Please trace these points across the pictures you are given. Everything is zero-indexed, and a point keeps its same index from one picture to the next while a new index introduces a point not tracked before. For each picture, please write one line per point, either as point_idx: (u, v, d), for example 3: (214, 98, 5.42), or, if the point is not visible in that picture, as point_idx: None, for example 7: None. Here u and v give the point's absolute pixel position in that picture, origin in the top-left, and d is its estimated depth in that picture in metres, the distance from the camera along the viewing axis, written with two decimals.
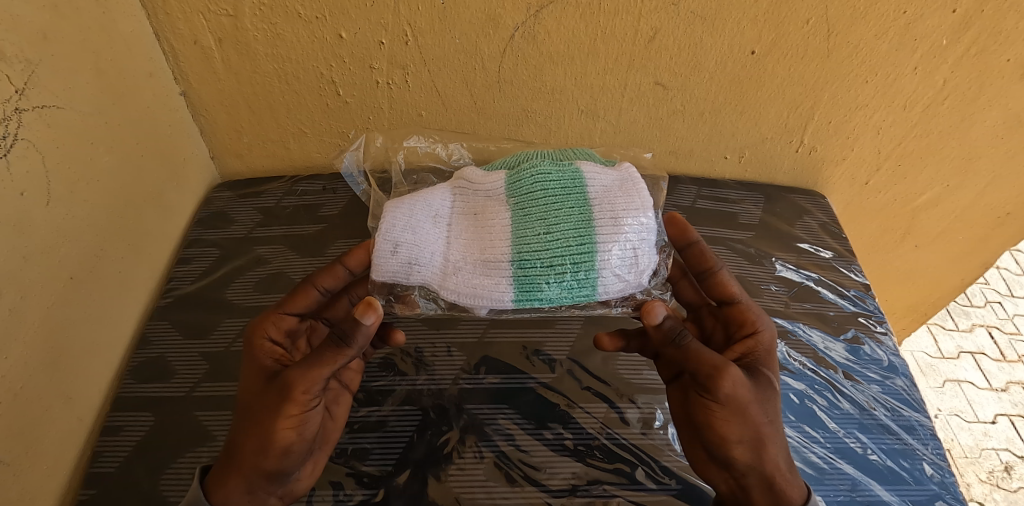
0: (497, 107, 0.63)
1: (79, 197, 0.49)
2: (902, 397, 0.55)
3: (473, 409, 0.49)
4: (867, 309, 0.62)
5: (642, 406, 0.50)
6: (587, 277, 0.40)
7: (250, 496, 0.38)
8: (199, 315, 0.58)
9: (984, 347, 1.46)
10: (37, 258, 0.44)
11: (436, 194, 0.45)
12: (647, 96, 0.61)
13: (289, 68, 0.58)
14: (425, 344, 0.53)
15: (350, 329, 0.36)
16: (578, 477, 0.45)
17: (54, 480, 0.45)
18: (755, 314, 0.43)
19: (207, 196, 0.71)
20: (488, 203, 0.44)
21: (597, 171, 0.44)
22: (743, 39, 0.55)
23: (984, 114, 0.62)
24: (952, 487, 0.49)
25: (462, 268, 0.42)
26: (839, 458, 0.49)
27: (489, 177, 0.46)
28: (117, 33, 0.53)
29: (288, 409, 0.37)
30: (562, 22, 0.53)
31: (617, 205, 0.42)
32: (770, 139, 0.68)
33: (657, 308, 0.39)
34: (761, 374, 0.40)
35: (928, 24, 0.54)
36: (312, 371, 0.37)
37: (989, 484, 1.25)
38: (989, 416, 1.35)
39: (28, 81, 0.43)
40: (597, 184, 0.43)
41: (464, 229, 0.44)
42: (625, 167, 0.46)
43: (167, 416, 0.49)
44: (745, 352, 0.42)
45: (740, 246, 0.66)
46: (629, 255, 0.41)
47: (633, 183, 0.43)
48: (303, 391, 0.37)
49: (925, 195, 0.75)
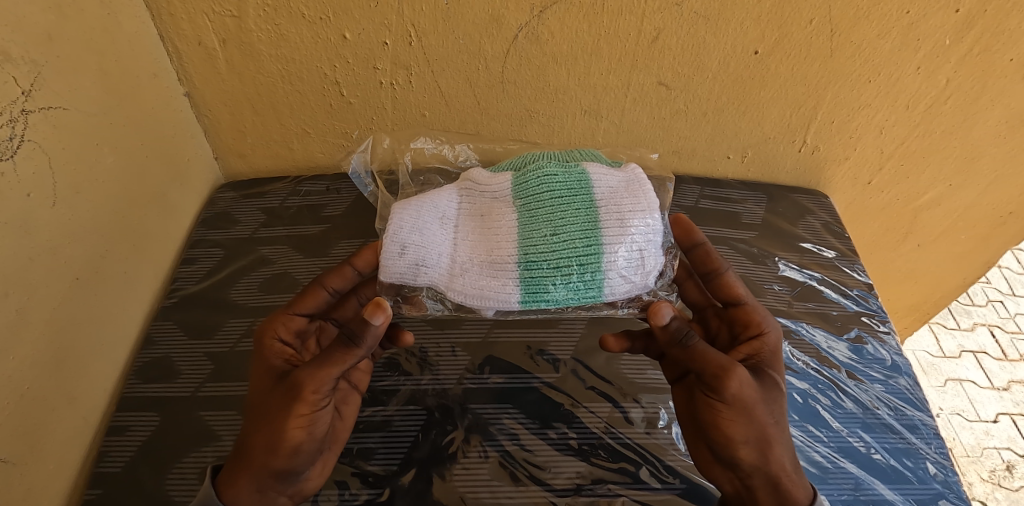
0: (500, 108, 0.63)
1: (84, 198, 0.49)
2: (905, 396, 0.55)
3: (477, 409, 0.49)
4: (870, 308, 0.62)
5: (646, 405, 0.50)
6: (594, 278, 0.40)
7: (259, 495, 0.38)
8: (204, 316, 0.58)
9: (986, 346, 1.46)
10: (43, 258, 0.44)
11: (443, 195, 0.46)
12: (650, 95, 0.61)
13: (293, 68, 0.58)
14: (429, 344, 0.54)
15: (358, 330, 0.36)
16: (582, 476, 0.45)
17: (59, 480, 0.45)
18: (760, 315, 0.43)
19: (210, 196, 0.71)
20: (494, 204, 0.45)
21: (603, 172, 0.44)
22: (746, 39, 0.55)
23: (986, 113, 0.62)
24: (955, 486, 0.49)
25: (469, 269, 0.42)
26: (842, 457, 0.49)
27: (495, 178, 0.46)
28: (121, 34, 0.53)
29: (298, 408, 0.37)
30: (565, 23, 0.54)
31: (623, 206, 0.42)
32: (773, 139, 0.68)
33: (664, 309, 0.39)
34: (767, 375, 0.40)
35: (931, 24, 0.54)
36: (321, 371, 0.37)
37: (991, 483, 1.25)
38: (991, 415, 1.34)
39: (34, 82, 0.43)
40: (603, 185, 0.43)
41: (470, 230, 0.44)
42: (631, 168, 0.46)
43: (172, 416, 0.50)
44: (750, 353, 0.42)
45: (743, 245, 0.66)
46: (635, 256, 0.41)
47: (639, 184, 0.44)
48: (313, 391, 0.37)
49: (927, 195, 0.75)
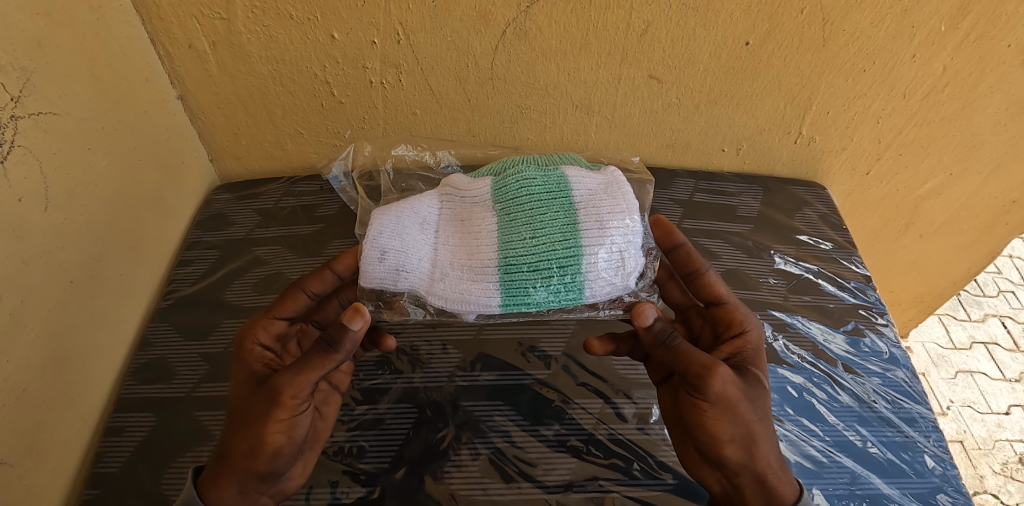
0: (491, 104, 0.63)
1: (78, 202, 0.49)
2: (903, 389, 0.54)
3: (469, 406, 0.49)
4: (868, 300, 0.61)
5: (639, 401, 0.50)
6: (573, 281, 0.40)
7: (242, 496, 0.38)
8: (199, 317, 0.58)
9: (997, 337, 1.43)
10: (37, 262, 0.45)
11: (423, 201, 0.45)
12: (642, 89, 0.61)
13: (284, 70, 0.59)
14: (421, 342, 0.54)
15: (337, 334, 0.37)
16: (573, 473, 0.45)
17: (59, 479, 0.46)
18: (743, 314, 0.43)
19: (206, 197, 0.71)
20: (474, 209, 0.45)
21: (581, 175, 0.44)
22: (736, 31, 0.55)
23: (985, 100, 0.61)
24: (954, 479, 0.49)
25: (448, 273, 0.42)
26: (838, 452, 0.49)
27: (475, 182, 0.46)
28: (112, 39, 0.53)
29: (277, 414, 0.37)
30: (553, 18, 0.53)
31: (602, 209, 0.42)
32: (768, 130, 0.67)
33: (648, 310, 0.39)
34: (751, 373, 0.40)
35: (926, 10, 0.53)
36: (300, 376, 0.37)
37: (1003, 475, 1.22)
38: (1003, 407, 1.32)
39: (24, 88, 0.43)
40: (582, 188, 0.43)
41: (451, 235, 0.44)
42: (610, 170, 0.46)
43: (168, 416, 0.50)
44: (733, 352, 0.41)
45: (738, 239, 0.66)
46: (616, 257, 0.41)
47: (618, 186, 0.44)
48: (292, 396, 0.37)
49: (928, 184, 0.73)
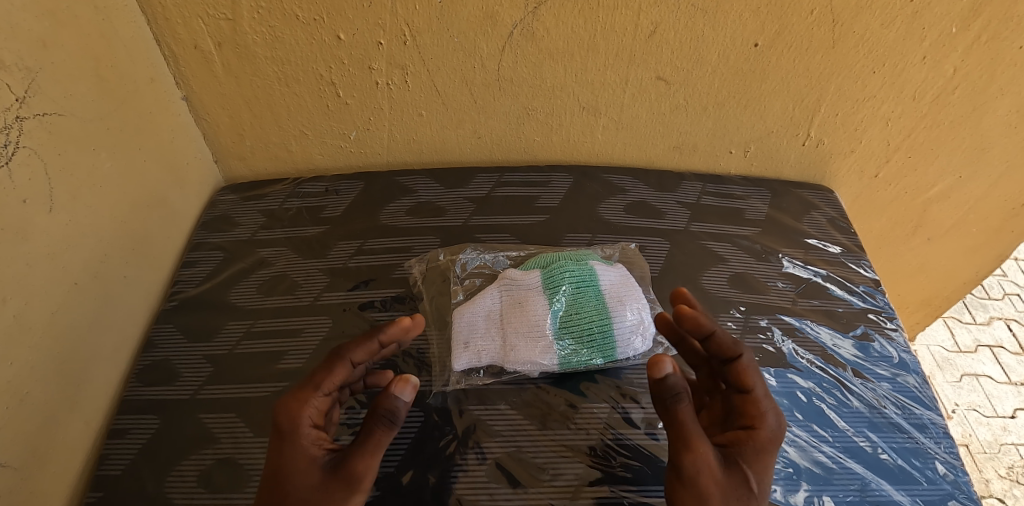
0: (498, 106, 0.63)
1: (82, 203, 0.49)
2: (913, 395, 0.54)
3: (475, 410, 0.49)
4: (877, 305, 0.61)
5: (646, 406, 0.49)
6: (607, 343, 0.52)
7: None
8: (204, 319, 0.58)
9: (1002, 340, 1.43)
10: (41, 263, 0.44)
11: (488, 293, 0.57)
12: (649, 90, 0.60)
13: (289, 70, 0.58)
14: (428, 346, 0.54)
15: (395, 410, 0.37)
16: (581, 479, 0.44)
17: (63, 482, 0.46)
18: (761, 409, 0.41)
19: (211, 199, 0.71)
20: (529, 295, 0.55)
21: (605, 269, 0.58)
22: (745, 31, 0.54)
23: (996, 102, 0.61)
24: (965, 486, 0.48)
25: (517, 338, 0.52)
26: (848, 458, 0.48)
27: (528, 275, 0.57)
28: (117, 40, 0.53)
29: (353, 497, 0.37)
30: (560, 19, 0.53)
31: (622, 292, 0.56)
32: (776, 132, 0.66)
33: (665, 362, 0.39)
34: (740, 470, 0.38)
35: (937, 11, 0.52)
36: (374, 459, 0.37)
37: (1009, 479, 1.20)
38: (1009, 410, 1.31)
39: (28, 89, 0.43)
40: (608, 278, 0.56)
41: (514, 315, 0.54)
42: (619, 265, 0.60)
43: (172, 419, 0.50)
44: (731, 443, 0.40)
45: (746, 242, 0.65)
46: (635, 322, 0.53)
47: (629, 277, 0.58)
48: (368, 480, 0.37)
49: (937, 187, 0.73)
